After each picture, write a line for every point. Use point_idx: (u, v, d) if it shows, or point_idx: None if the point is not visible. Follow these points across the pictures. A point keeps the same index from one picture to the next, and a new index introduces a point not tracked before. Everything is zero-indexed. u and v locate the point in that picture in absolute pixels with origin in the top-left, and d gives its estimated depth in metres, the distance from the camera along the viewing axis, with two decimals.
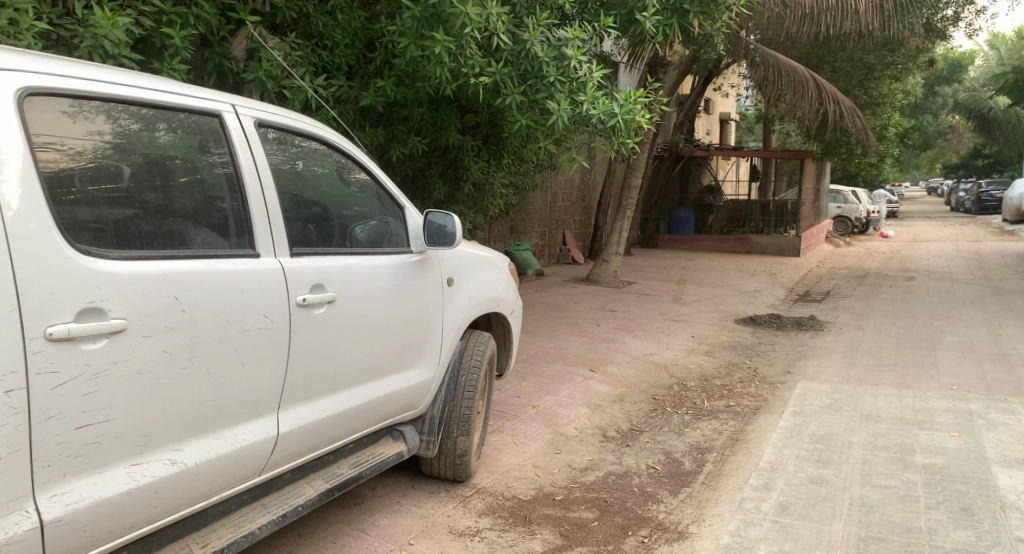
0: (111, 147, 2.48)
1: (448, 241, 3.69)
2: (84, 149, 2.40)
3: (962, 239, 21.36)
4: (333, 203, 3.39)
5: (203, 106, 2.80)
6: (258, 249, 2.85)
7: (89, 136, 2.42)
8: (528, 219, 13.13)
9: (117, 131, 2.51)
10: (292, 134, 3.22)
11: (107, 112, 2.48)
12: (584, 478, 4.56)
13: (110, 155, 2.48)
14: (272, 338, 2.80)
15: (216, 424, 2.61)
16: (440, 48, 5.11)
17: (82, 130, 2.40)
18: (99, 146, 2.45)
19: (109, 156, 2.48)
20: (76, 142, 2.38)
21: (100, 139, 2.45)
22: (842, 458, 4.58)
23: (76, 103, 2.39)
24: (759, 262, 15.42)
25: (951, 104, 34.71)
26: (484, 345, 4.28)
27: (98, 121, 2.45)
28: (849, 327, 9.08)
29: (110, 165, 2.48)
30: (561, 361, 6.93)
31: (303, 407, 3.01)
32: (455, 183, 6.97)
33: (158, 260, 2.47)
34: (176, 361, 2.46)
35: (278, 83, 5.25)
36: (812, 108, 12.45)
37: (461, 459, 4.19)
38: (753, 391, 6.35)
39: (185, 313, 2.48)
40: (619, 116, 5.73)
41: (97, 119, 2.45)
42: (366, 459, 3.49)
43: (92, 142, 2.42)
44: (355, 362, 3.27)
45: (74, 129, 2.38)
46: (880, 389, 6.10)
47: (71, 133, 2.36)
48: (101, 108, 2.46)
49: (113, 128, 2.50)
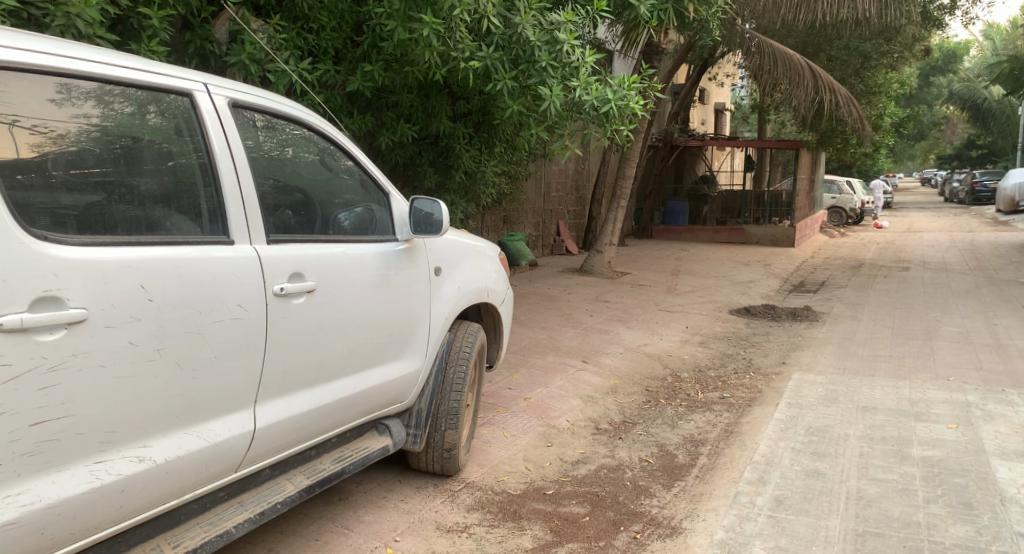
0: (98, 131, 2.43)
1: (435, 229, 3.56)
2: (70, 132, 2.35)
3: (957, 229, 21.30)
4: (315, 189, 3.26)
5: (174, 85, 2.66)
6: (232, 237, 2.72)
7: (73, 119, 2.36)
8: (522, 209, 13.02)
9: (107, 115, 2.45)
10: (274, 118, 3.10)
11: (97, 96, 2.43)
12: (575, 471, 4.46)
13: (98, 138, 2.43)
14: (248, 330, 2.68)
15: (188, 419, 2.50)
16: (428, 31, 4.99)
17: (66, 113, 2.34)
18: (84, 129, 2.39)
19: (96, 139, 2.42)
20: (60, 125, 2.32)
21: (86, 123, 2.40)
22: (838, 451, 4.48)
23: (64, 87, 2.34)
24: (754, 252, 15.34)
25: (946, 94, 34.58)
26: (473, 336, 4.17)
27: (85, 105, 2.40)
28: (844, 317, 8.98)
29: (97, 149, 2.42)
30: (554, 353, 6.83)
31: (281, 401, 2.89)
32: (446, 171, 6.84)
33: (127, 247, 2.36)
34: (143, 354, 2.34)
35: (261, 67, 5.12)
36: (807, 97, 12.30)
37: (449, 453, 4.08)
38: (748, 383, 6.25)
39: (153, 302, 2.36)
40: (612, 102, 5.62)
41: (84, 103, 2.40)
42: (349, 455, 3.39)
43: (77, 125, 2.37)
44: (336, 355, 3.14)
45: (59, 112, 2.32)
46: (876, 381, 6.01)
47: (55, 116, 2.31)
48: (94, 92, 2.43)
49: (102, 112, 2.44)
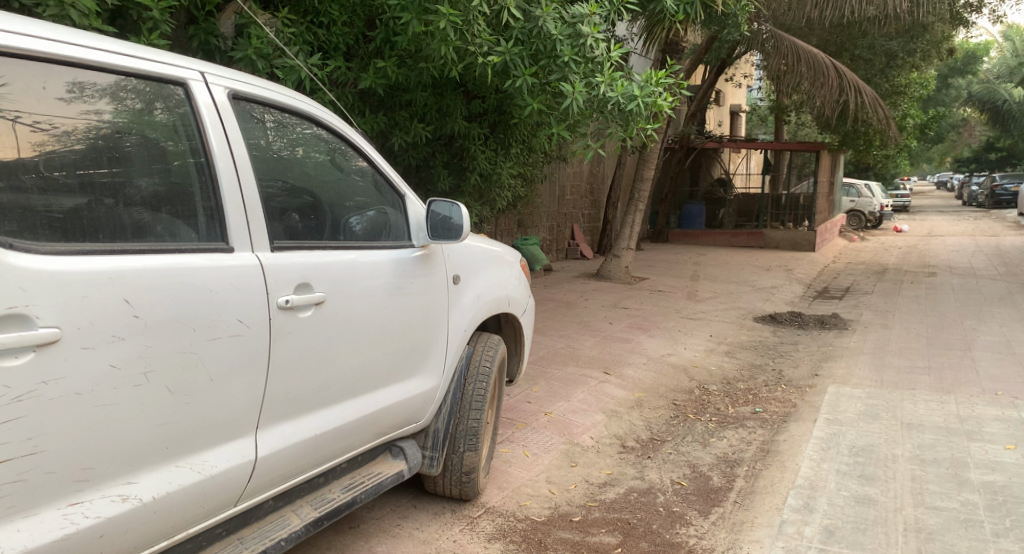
0: (109, 129, 2.20)
1: (454, 234, 3.27)
2: (78, 129, 2.13)
3: (980, 233, 20.81)
4: (324, 190, 2.96)
5: (167, 73, 2.36)
6: (231, 243, 2.42)
7: (83, 115, 2.15)
8: (537, 212, 12.69)
9: (121, 111, 2.23)
10: (278, 111, 2.80)
11: (111, 92, 2.21)
12: (603, 495, 4.14)
13: (110, 136, 2.20)
14: (247, 349, 2.38)
15: (180, 451, 2.20)
16: (445, 23, 4.71)
17: (76, 110, 2.13)
18: (94, 126, 2.17)
19: (104, 137, 2.19)
20: (67, 122, 2.10)
21: (95, 119, 2.17)
22: (888, 475, 4.15)
23: (76, 85, 2.13)
24: (775, 257, 14.95)
25: (966, 95, 33.98)
26: (492, 349, 3.86)
27: (99, 102, 2.19)
28: (874, 325, 8.61)
29: (103, 148, 2.18)
30: (574, 363, 6.51)
31: (284, 427, 2.59)
32: (461, 173, 6.52)
33: (118, 256, 2.09)
34: (126, 379, 2.04)
35: (269, 62, 4.85)
36: (832, 97, 11.87)
37: (468, 476, 3.77)
38: (780, 396, 5.91)
39: (138, 319, 2.06)
40: (639, 99, 5.31)
41: (98, 100, 2.18)
42: (361, 482, 3.08)
43: (86, 122, 2.15)
44: (348, 373, 2.85)
45: (67, 109, 2.11)
46: (918, 395, 5.67)
47: (62, 113, 2.09)
48: (107, 89, 2.21)
49: (115, 108, 2.22)
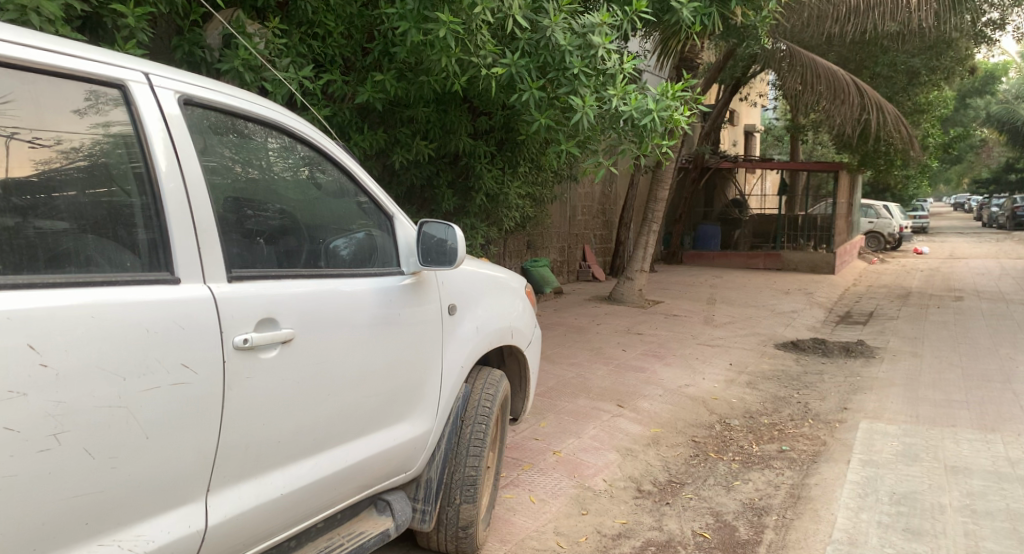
0: (112, 144, 2.02)
1: (447, 259, 2.87)
2: (84, 145, 1.97)
3: (1005, 256, 20.16)
4: (303, 211, 2.60)
5: (103, 73, 2.00)
6: (178, 274, 2.06)
7: (92, 129, 1.98)
8: (547, 233, 12.31)
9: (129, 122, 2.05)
10: (244, 119, 2.44)
11: (122, 101, 2.04)
12: (616, 550, 3.71)
13: (116, 153, 2.02)
14: (192, 399, 2.00)
15: (105, 524, 1.83)
16: (445, 31, 4.34)
17: (87, 124, 1.97)
18: (100, 140, 2.00)
19: (113, 153, 2.02)
20: (75, 136, 1.95)
21: (104, 133, 2.01)
22: (939, 529, 3.71)
23: (93, 94, 1.99)
24: (792, 280, 14.50)
25: (984, 116, 33.35)
26: (493, 387, 3.48)
27: (112, 112, 2.03)
28: (904, 354, 8.12)
29: (108, 164, 2.01)
30: (585, 395, 6.08)
31: (243, 487, 2.20)
32: (466, 193, 6.17)
33: (87, 289, 1.85)
34: (30, 444, 1.69)
35: (259, 76, 4.48)
36: (853, 115, 11.46)
37: (464, 532, 3.37)
38: (809, 433, 5.46)
39: (48, 369, 1.72)
40: (654, 113, 4.91)
41: (111, 110, 2.03)
42: (340, 544, 2.68)
43: (93, 137, 1.98)
44: (322, 420, 2.46)
45: (79, 122, 1.96)
46: (959, 433, 5.21)
47: (71, 127, 1.94)
48: (118, 99, 2.04)
49: (126, 119, 2.05)
